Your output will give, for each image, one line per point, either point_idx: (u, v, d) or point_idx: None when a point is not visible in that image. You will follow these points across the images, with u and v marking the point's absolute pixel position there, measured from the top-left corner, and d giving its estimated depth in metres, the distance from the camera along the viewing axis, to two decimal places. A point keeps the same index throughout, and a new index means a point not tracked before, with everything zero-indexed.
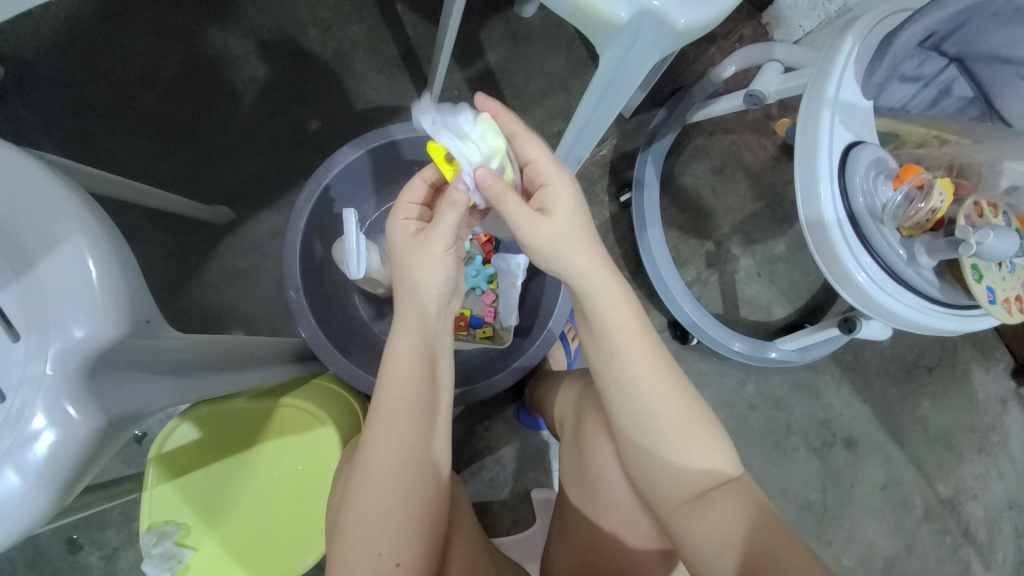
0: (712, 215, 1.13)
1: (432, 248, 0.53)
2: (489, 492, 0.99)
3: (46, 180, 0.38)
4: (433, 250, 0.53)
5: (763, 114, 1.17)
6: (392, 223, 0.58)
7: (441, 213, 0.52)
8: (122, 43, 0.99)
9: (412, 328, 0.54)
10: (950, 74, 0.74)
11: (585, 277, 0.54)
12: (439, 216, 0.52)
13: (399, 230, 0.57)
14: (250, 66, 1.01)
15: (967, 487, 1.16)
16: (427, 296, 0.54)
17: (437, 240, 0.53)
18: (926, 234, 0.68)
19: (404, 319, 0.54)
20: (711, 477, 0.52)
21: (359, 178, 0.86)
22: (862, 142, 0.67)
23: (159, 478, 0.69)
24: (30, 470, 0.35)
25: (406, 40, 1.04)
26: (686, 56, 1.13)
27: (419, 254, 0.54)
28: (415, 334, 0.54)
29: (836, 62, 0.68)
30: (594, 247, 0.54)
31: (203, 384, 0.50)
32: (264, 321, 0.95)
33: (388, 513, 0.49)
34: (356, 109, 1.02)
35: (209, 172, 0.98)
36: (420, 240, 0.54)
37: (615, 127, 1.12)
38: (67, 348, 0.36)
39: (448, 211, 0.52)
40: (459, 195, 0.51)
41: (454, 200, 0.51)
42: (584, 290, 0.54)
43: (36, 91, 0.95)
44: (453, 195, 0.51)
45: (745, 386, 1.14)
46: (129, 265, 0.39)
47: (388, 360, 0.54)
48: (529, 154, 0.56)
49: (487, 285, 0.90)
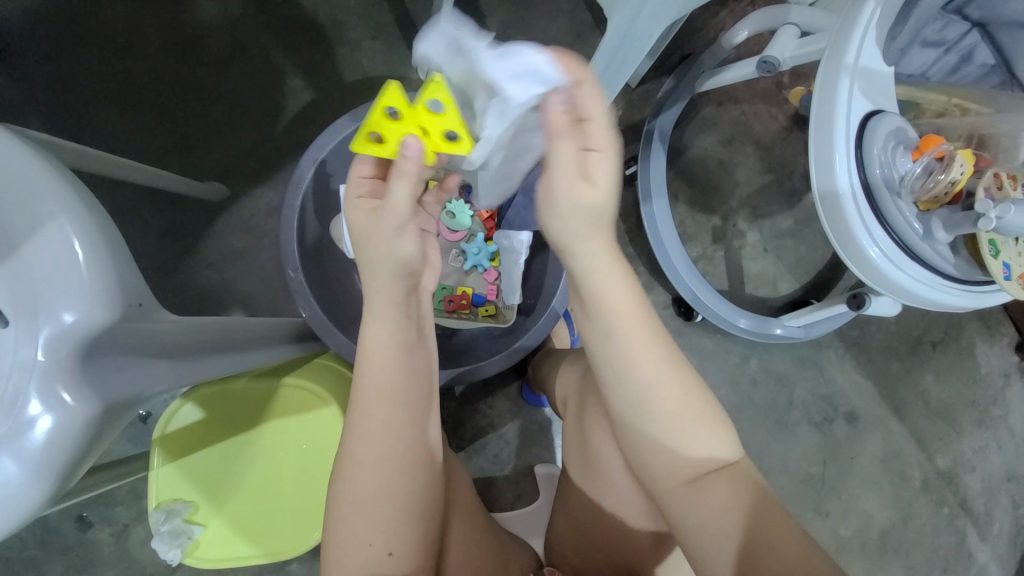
0: (719, 188, 1.10)
1: (389, 226, 0.49)
2: (492, 468, 1.00)
3: (25, 158, 0.36)
4: (390, 226, 0.49)
5: (774, 82, 1.12)
6: (344, 203, 0.52)
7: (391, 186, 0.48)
8: (103, 10, 0.94)
9: (388, 314, 0.51)
10: (972, 39, 0.72)
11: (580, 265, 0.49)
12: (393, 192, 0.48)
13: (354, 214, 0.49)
14: (238, 34, 0.96)
15: (965, 460, 1.17)
16: (394, 281, 0.50)
17: (395, 217, 0.48)
18: (943, 208, 0.66)
19: (371, 307, 0.51)
20: (706, 465, 0.51)
21: (355, 153, 0.83)
22: (881, 112, 0.64)
23: (165, 458, 0.69)
24: (27, 456, 0.34)
25: (401, 5, 0.99)
26: (695, 21, 1.08)
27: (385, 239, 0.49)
28: (390, 320, 0.51)
29: (857, 26, 0.64)
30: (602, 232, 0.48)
31: (201, 367, 0.49)
32: (263, 301, 0.94)
33: (381, 502, 0.49)
34: (352, 80, 0.98)
35: (201, 148, 0.95)
36: (375, 218, 0.49)
37: (620, 98, 1.07)
38: (60, 333, 0.35)
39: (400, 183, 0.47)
40: (407, 166, 0.46)
41: (403, 170, 0.47)
42: (587, 282, 0.49)
43: (18, 62, 0.91)
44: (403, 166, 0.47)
45: (748, 362, 1.13)
46: (118, 247, 0.37)
47: (364, 349, 0.51)
48: (587, 109, 0.44)
49: (489, 264, 0.88)
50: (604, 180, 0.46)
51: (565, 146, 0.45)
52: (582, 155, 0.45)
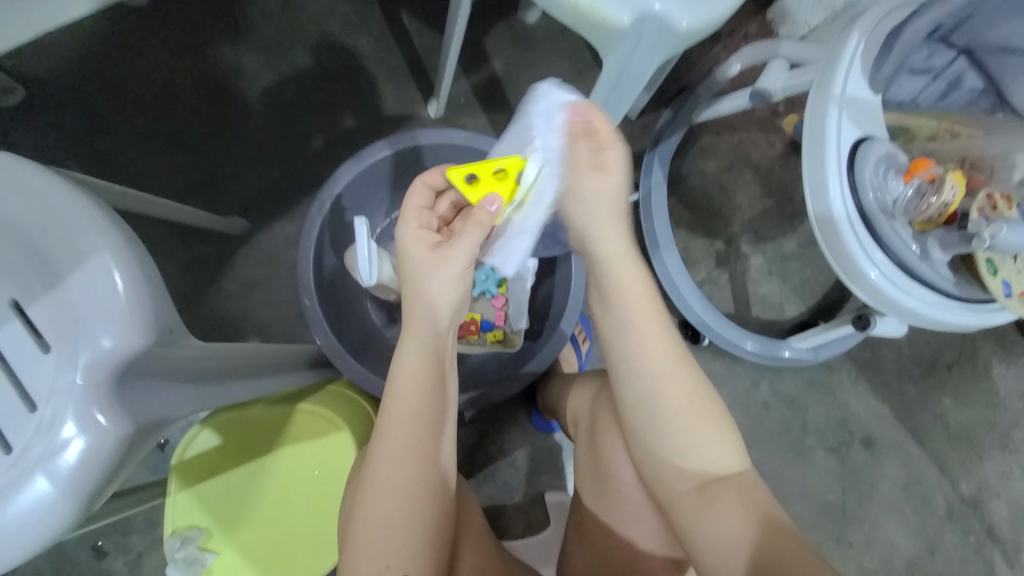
0: (721, 213, 1.13)
1: (443, 269, 0.53)
2: (503, 495, 0.99)
3: (74, 199, 0.40)
4: (445, 269, 0.53)
5: (770, 111, 1.16)
6: (406, 233, 0.56)
7: (464, 231, 0.53)
8: (138, 61, 1.02)
9: (421, 340, 0.53)
10: (958, 67, 0.75)
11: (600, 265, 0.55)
12: (462, 236, 0.53)
13: (417, 245, 0.55)
14: (261, 79, 1.03)
15: (988, 485, 1.14)
16: (438, 311, 0.53)
17: (455, 260, 0.53)
18: (938, 228, 0.67)
19: (415, 335, 0.54)
20: (717, 472, 0.52)
21: (370, 187, 0.88)
22: (869, 138, 0.67)
23: (181, 484, 0.70)
24: (60, 475, 0.36)
25: (412, 49, 1.06)
26: (691, 56, 1.14)
27: (435, 277, 0.53)
28: (419, 345, 0.53)
29: (841, 58, 0.67)
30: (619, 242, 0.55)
31: (222, 391, 0.51)
32: (279, 328, 0.97)
33: (401, 524, 0.50)
34: (366, 119, 1.04)
35: (225, 185, 1.00)
36: (437, 257, 0.53)
37: (621, 129, 1.12)
38: (97, 357, 0.37)
39: (472, 231, 0.53)
40: (484, 217, 0.53)
41: (480, 220, 0.53)
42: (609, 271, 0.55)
43: (58, 109, 0.99)
44: (479, 216, 0.53)
45: (759, 386, 1.13)
46: (152, 277, 0.40)
47: (394, 373, 0.53)
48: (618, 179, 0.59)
49: (497, 290, 0.90)
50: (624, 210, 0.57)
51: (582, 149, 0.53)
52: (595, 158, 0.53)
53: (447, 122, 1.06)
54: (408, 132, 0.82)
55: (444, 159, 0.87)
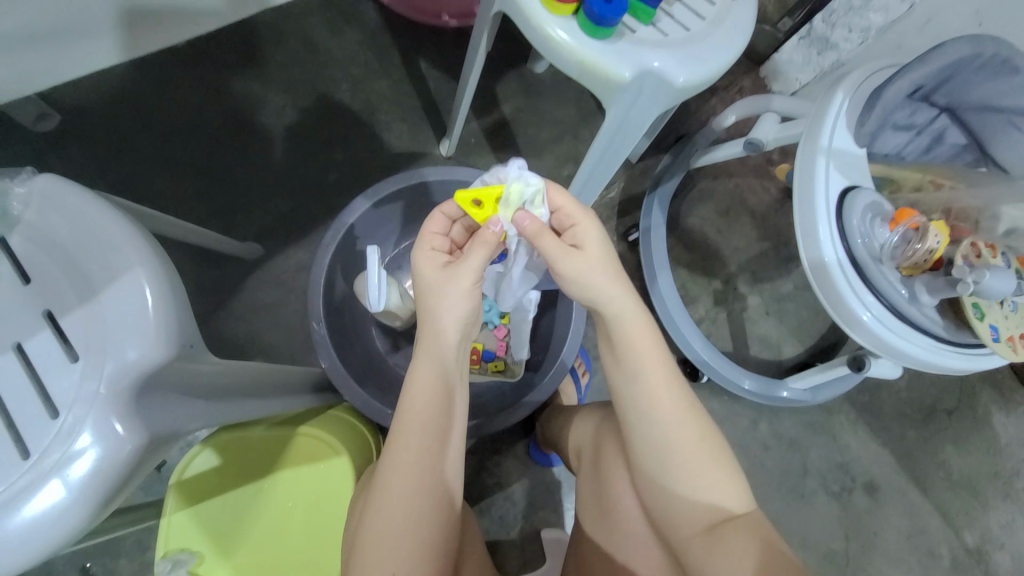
0: (719, 253, 1.17)
1: (455, 286, 0.55)
2: (498, 530, 0.97)
3: (113, 220, 0.43)
4: (456, 286, 0.55)
5: (764, 159, 1.22)
6: (419, 255, 0.58)
7: (472, 250, 0.55)
8: (171, 94, 1.08)
9: (433, 352, 0.55)
10: (941, 123, 0.78)
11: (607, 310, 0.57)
12: (471, 255, 0.55)
13: (431, 264, 0.57)
14: (284, 115, 1.10)
15: (994, 537, 1.11)
16: (452, 326, 0.55)
17: (465, 277, 0.55)
18: (925, 273, 0.70)
19: (429, 347, 0.55)
20: (724, 511, 0.52)
21: (382, 218, 0.92)
22: (855, 187, 0.70)
23: (178, 505, 0.70)
24: (72, 483, 0.37)
25: (427, 93, 1.13)
26: (689, 106, 1.21)
27: (450, 293, 0.55)
28: (433, 357, 0.55)
29: (828, 113, 0.73)
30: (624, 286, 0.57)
31: (231, 408, 0.53)
32: (284, 352, 0.99)
33: (405, 535, 0.50)
34: (381, 155, 1.09)
35: (243, 212, 1.04)
36: (448, 275, 0.56)
37: (622, 171, 1.17)
38: (121, 368, 0.39)
39: (479, 249, 0.55)
40: (490, 236, 0.55)
41: (485, 240, 0.55)
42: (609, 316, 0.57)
43: (91, 137, 1.04)
44: (485, 235, 0.55)
45: (758, 426, 1.12)
46: (180, 294, 0.43)
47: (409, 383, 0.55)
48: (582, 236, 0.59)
49: (499, 320, 0.91)
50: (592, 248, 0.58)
51: (549, 240, 0.56)
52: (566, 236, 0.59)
53: (457, 159, 1.11)
54: (416, 169, 0.87)
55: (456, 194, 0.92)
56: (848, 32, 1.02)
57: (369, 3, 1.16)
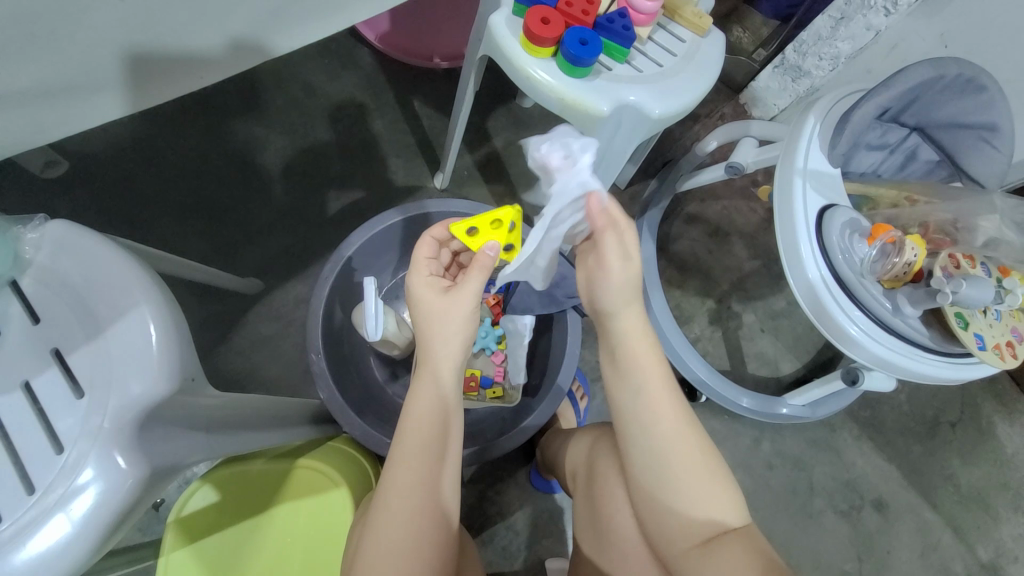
0: (710, 274, 1.19)
1: (452, 306, 0.57)
2: (502, 562, 0.95)
3: (117, 259, 0.45)
4: (453, 307, 0.57)
5: (749, 181, 1.27)
6: (417, 280, 0.60)
7: (471, 274, 0.58)
8: (175, 139, 1.13)
9: (444, 369, 0.57)
10: (912, 141, 0.83)
11: (616, 325, 0.58)
12: (469, 279, 0.57)
13: (426, 286, 0.59)
14: (284, 155, 1.14)
15: (1010, 552, 1.09)
16: (453, 350, 0.57)
17: (466, 300, 0.57)
18: (906, 285, 0.71)
19: (432, 366, 0.57)
20: (720, 524, 0.52)
21: (379, 250, 0.94)
22: (834, 206, 0.73)
23: (176, 543, 0.69)
24: (74, 519, 0.38)
25: (421, 130, 1.18)
26: (673, 134, 1.26)
27: (450, 314, 0.57)
28: (440, 373, 0.56)
29: (801, 137, 0.76)
30: (636, 304, 0.58)
31: (231, 439, 0.54)
32: (283, 385, 1.00)
33: (403, 560, 0.50)
34: (377, 189, 1.13)
35: (244, 248, 1.07)
36: (448, 300, 0.57)
37: (611, 197, 1.21)
38: (124, 403, 0.41)
39: (477, 274, 0.57)
40: (486, 261, 0.58)
41: (481, 264, 0.58)
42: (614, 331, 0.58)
43: (97, 182, 1.08)
44: (481, 259, 0.58)
45: (761, 445, 1.12)
46: (183, 330, 0.45)
47: (412, 399, 0.56)
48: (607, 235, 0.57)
49: (496, 346, 0.93)
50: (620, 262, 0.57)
51: (606, 238, 0.56)
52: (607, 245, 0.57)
53: (451, 191, 1.15)
54: (419, 202, 0.91)
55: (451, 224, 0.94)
56: (819, 60, 1.07)
57: (365, 48, 1.23)
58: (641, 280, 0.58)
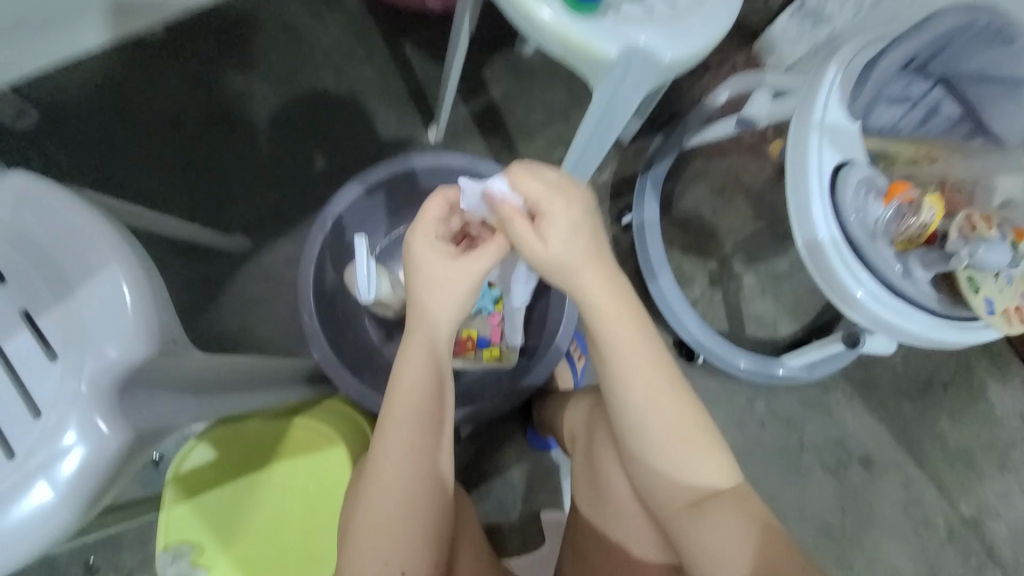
0: (713, 234, 1.16)
1: (461, 282, 0.54)
2: (498, 514, 0.98)
3: (84, 214, 0.42)
4: (461, 283, 0.55)
5: (759, 136, 1.21)
6: (421, 243, 0.55)
7: (487, 250, 0.55)
8: (150, 87, 1.06)
9: (432, 339, 0.55)
10: (935, 96, 0.78)
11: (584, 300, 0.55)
12: (483, 254, 0.55)
13: (434, 253, 0.55)
14: (268, 105, 1.08)
15: (990, 506, 1.12)
16: (447, 319, 0.55)
17: (477, 276, 0.55)
18: (920, 248, 0.69)
19: (422, 332, 0.55)
20: (710, 486, 0.53)
21: (370, 207, 0.90)
22: (850, 162, 0.69)
23: (176, 498, 0.70)
24: (60, 483, 0.37)
25: (414, 77, 1.11)
26: (681, 85, 1.18)
27: (454, 288, 0.55)
28: (429, 343, 0.55)
29: (821, 87, 0.71)
30: (603, 271, 0.55)
31: (221, 402, 0.52)
32: (277, 345, 0.99)
33: (398, 521, 0.50)
34: (368, 142, 1.07)
35: (230, 204, 1.03)
36: (458, 272, 0.54)
37: (614, 153, 1.16)
38: (101, 366, 0.39)
39: (494, 252, 0.55)
40: (505, 242, 0.56)
41: (500, 245, 0.56)
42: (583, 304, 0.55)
43: (71, 132, 1.02)
44: (501, 240, 0.56)
45: (755, 404, 1.13)
46: (159, 291, 0.42)
47: (399, 370, 0.54)
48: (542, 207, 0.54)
49: (493, 306, 0.89)
50: (557, 237, 0.53)
51: (518, 223, 0.54)
52: (536, 223, 0.54)
53: (446, 145, 1.09)
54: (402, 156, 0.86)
55: (446, 180, 0.90)
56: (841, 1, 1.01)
57: None
58: (595, 248, 0.55)
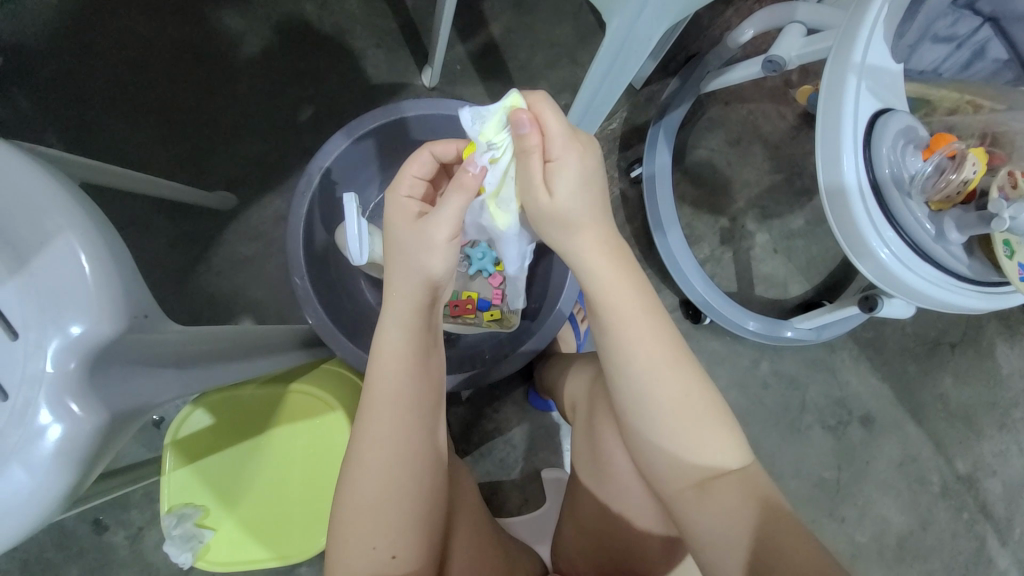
0: (727, 189, 1.09)
1: (430, 237, 0.50)
2: (499, 472, 0.99)
3: (36, 175, 0.38)
4: (430, 237, 0.50)
5: (783, 80, 1.11)
6: (392, 203, 0.54)
7: (448, 196, 0.49)
8: (117, 24, 0.96)
9: (409, 321, 0.52)
10: (984, 34, 0.70)
11: (579, 263, 0.52)
12: (445, 201, 0.49)
13: (401, 214, 0.52)
14: (247, 44, 0.98)
15: (986, 464, 1.14)
16: (426, 290, 0.52)
17: (443, 230, 0.49)
18: (956, 207, 0.64)
19: (398, 310, 0.52)
20: (717, 467, 0.51)
21: (361, 160, 0.84)
22: (889, 110, 0.63)
23: (176, 463, 0.71)
24: (37, 464, 0.35)
25: (405, 12, 1.00)
26: (701, 20, 1.07)
27: (421, 246, 0.50)
28: (406, 325, 0.52)
29: (865, 21, 0.61)
30: (597, 231, 0.51)
31: (209, 374, 0.50)
32: (271, 308, 0.96)
33: (382, 506, 0.49)
34: (357, 87, 0.99)
35: (211, 157, 0.96)
36: (423, 227, 0.50)
37: (624, 99, 1.07)
38: (68, 345, 0.36)
39: (455, 195, 0.49)
40: (469, 180, 0.49)
41: (463, 183, 0.49)
42: (584, 271, 0.52)
43: (35, 76, 0.94)
44: (463, 179, 0.49)
45: (759, 365, 1.12)
46: (123, 260, 0.38)
47: (381, 353, 0.52)
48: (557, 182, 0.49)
49: (494, 268, 0.88)
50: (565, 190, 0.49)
51: (535, 161, 0.48)
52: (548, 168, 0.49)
53: (442, 91, 1.01)
54: (395, 103, 0.79)
55: (443, 131, 0.83)
56: None
57: None
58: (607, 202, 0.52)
